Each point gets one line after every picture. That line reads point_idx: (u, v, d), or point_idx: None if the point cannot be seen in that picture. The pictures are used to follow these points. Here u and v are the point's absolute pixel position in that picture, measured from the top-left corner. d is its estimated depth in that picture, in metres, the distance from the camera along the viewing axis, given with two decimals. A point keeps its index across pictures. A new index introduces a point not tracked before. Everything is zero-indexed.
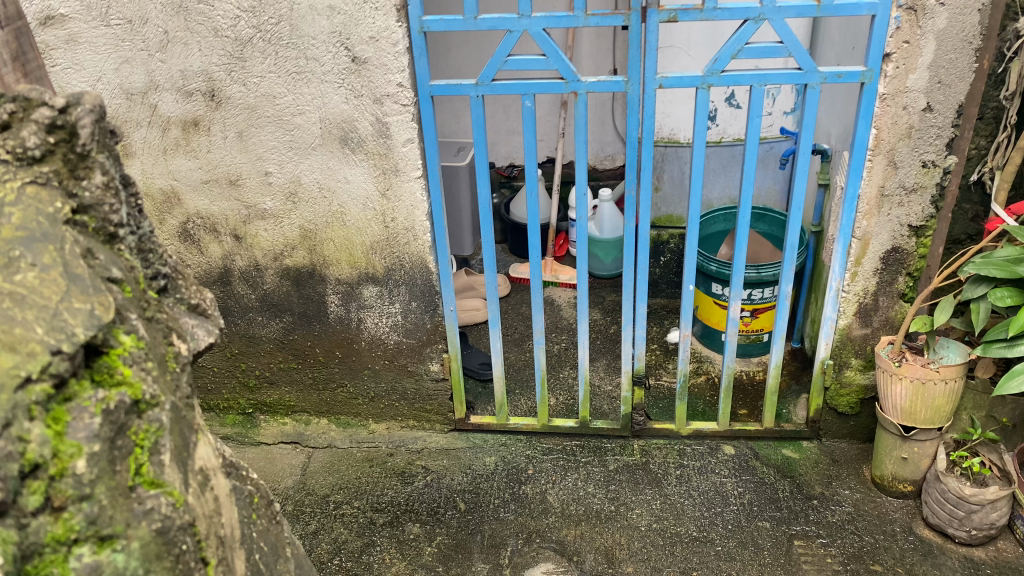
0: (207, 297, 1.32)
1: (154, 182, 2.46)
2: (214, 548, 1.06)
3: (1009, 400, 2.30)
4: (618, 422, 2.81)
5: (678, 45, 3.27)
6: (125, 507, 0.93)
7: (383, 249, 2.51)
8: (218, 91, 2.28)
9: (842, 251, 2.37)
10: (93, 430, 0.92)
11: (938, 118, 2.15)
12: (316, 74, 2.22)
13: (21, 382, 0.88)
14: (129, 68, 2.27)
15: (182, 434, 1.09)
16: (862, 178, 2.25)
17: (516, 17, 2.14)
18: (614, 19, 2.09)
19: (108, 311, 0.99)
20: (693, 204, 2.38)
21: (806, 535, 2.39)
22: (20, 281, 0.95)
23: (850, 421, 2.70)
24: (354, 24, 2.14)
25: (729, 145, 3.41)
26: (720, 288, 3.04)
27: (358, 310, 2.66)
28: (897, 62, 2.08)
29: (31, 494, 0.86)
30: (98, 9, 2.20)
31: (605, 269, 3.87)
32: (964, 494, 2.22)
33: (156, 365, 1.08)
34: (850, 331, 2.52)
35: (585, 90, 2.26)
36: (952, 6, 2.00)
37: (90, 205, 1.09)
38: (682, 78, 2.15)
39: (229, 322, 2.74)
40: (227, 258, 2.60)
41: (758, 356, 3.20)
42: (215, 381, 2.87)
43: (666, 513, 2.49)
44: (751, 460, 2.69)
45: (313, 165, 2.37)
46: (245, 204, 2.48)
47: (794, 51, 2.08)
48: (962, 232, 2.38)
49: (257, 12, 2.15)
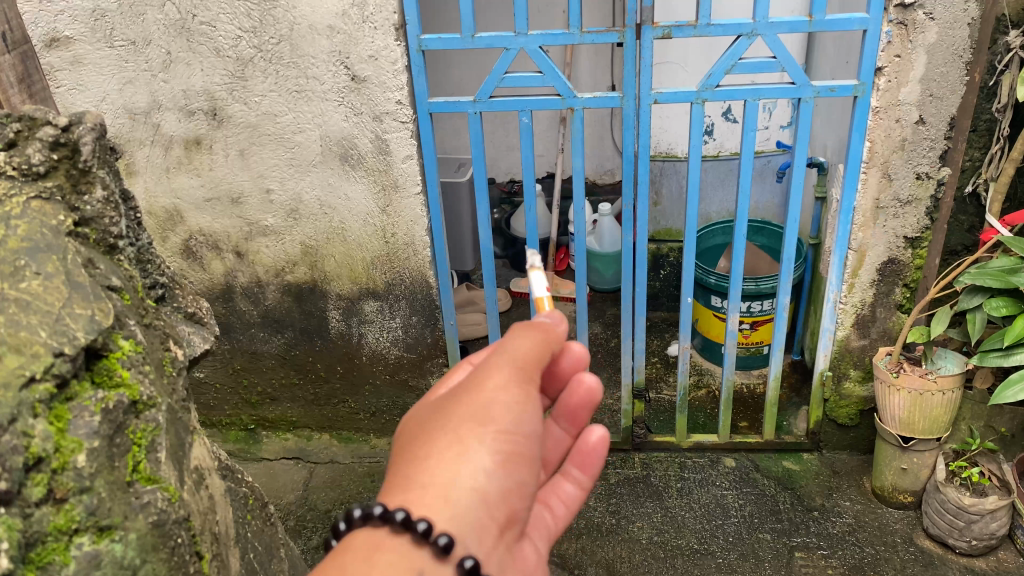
0: (204, 306, 1.37)
1: (158, 200, 2.50)
2: (208, 543, 1.08)
3: (1008, 410, 2.33)
4: (618, 435, 2.83)
5: (675, 61, 3.31)
6: (124, 501, 0.94)
7: (383, 265, 2.53)
8: (220, 110, 2.32)
9: (839, 262, 2.39)
10: (93, 428, 0.94)
11: (931, 130, 2.17)
12: (316, 93, 2.26)
13: (26, 380, 0.89)
14: (133, 88, 2.31)
15: (177, 434, 1.11)
16: (857, 190, 2.27)
17: (513, 34, 2.17)
18: (609, 35, 2.12)
19: (108, 317, 1.02)
20: (692, 216, 2.39)
21: (807, 547, 2.39)
22: (26, 288, 0.96)
23: (851, 433, 2.70)
24: (354, 43, 2.17)
25: (727, 159, 3.43)
26: (720, 301, 3.05)
27: (359, 326, 2.68)
28: (889, 75, 2.11)
29: (35, 485, 0.86)
30: (102, 31, 2.23)
31: (605, 283, 3.90)
32: (963, 504, 2.22)
33: (153, 369, 1.10)
34: (849, 342, 2.53)
35: (582, 105, 2.29)
36: (942, 21, 2.03)
37: (92, 218, 1.13)
38: (677, 93, 2.18)
39: (230, 338, 2.76)
40: (230, 274, 2.63)
41: (758, 368, 3.21)
42: (217, 398, 2.90)
43: (666, 527, 2.49)
44: (752, 472, 2.69)
45: (314, 183, 2.41)
46: (247, 220, 2.51)
47: (788, 65, 2.12)
48: (960, 244, 2.38)
49: (259, 32, 2.19)
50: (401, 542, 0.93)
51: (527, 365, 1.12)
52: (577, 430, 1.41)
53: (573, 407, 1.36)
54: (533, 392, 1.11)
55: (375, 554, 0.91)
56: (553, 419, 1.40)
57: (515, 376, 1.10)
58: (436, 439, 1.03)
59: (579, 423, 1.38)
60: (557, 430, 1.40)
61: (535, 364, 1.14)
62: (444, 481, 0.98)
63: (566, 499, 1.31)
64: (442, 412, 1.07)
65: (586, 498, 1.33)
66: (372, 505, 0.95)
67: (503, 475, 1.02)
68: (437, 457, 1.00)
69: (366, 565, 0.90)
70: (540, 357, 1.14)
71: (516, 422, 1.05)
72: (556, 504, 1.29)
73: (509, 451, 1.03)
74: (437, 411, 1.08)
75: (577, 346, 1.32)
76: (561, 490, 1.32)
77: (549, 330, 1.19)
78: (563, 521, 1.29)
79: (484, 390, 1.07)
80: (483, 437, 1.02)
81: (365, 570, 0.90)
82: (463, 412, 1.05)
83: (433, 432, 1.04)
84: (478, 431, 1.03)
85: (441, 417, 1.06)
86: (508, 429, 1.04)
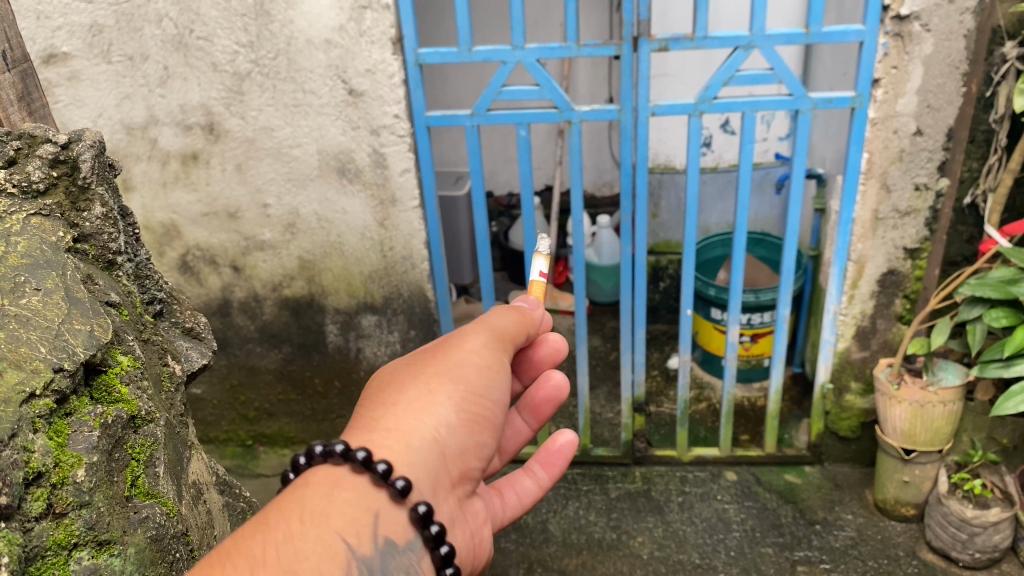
0: (201, 320, 1.36)
1: (154, 215, 2.49)
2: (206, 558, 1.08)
3: (1009, 421, 2.35)
4: (618, 449, 2.81)
5: (671, 73, 3.32)
6: (123, 515, 0.93)
7: (381, 278, 2.52)
8: (217, 124, 2.31)
9: (839, 274, 2.38)
10: (92, 442, 0.91)
11: (929, 141, 2.16)
12: (314, 107, 2.25)
13: (26, 397, 0.86)
14: (130, 103, 2.31)
15: (176, 450, 1.10)
16: (856, 201, 2.27)
17: (510, 48, 2.16)
18: (606, 49, 2.12)
19: (107, 332, 1.00)
20: (689, 228, 2.36)
21: (810, 561, 2.37)
22: (26, 304, 0.94)
23: (852, 445, 2.68)
24: (351, 58, 2.17)
25: (725, 171, 3.45)
26: (720, 314, 3.04)
27: (357, 340, 2.65)
28: (886, 87, 2.11)
29: (35, 500, 0.84)
30: (100, 46, 2.23)
31: (604, 295, 3.89)
32: (966, 516, 2.20)
33: (151, 384, 1.09)
34: (850, 354, 2.52)
35: (579, 118, 2.28)
36: (938, 32, 2.03)
37: (91, 234, 1.12)
38: (674, 105, 2.17)
39: (227, 354, 2.75)
40: (227, 289, 2.61)
41: (758, 381, 3.20)
42: (215, 413, 2.88)
43: (668, 541, 2.47)
44: (754, 486, 2.67)
45: (311, 196, 2.40)
46: (245, 235, 2.50)
47: (785, 77, 2.11)
48: (958, 253, 2.32)
49: (256, 47, 2.18)
50: (360, 481, 0.98)
51: (497, 342, 1.26)
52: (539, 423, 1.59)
53: (539, 400, 1.54)
54: (497, 360, 1.24)
55: (335, 490, 0.96)
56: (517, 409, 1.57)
57: (487, 350, 1.23)
58: (409, 391, 1.12)
59: (541, 418, 1.57)
60: (518, 422, 1.57)
61: (505, 340, 1.28)
62: (406, 430, 1.07)
63: (522, 493, 1.42)
64: (421, 369, 1.17)
65: (541, 494, 1.45)
66: (333, 443, 0.99)
67: (465, 433, 1.12)
68: (405, 407, 1.10)
69: (325, 498, 0.95)
70: (507, 336, 1.29)
71: (484, 388, 1.17)
72: (508, 495, 1.41)
73: (474, 411, 1.14)
74: (415, 367, 1.18)
75: (554, 338, 1.51)
76: (521, 483, 1.44)
77: (514, 314, 1.36)
78: (512, 509, 1.40)
79: (462, 357, 1.19)
80: (451, 393, 1.13)
81: (325, 504, 0.94)
82: (435, 370, 1.16)
83: (408, 384, 1.13)
84: (447, 386, 1.14)
85: (418, 373, 1.16)
86: (476, 393, 1.16)
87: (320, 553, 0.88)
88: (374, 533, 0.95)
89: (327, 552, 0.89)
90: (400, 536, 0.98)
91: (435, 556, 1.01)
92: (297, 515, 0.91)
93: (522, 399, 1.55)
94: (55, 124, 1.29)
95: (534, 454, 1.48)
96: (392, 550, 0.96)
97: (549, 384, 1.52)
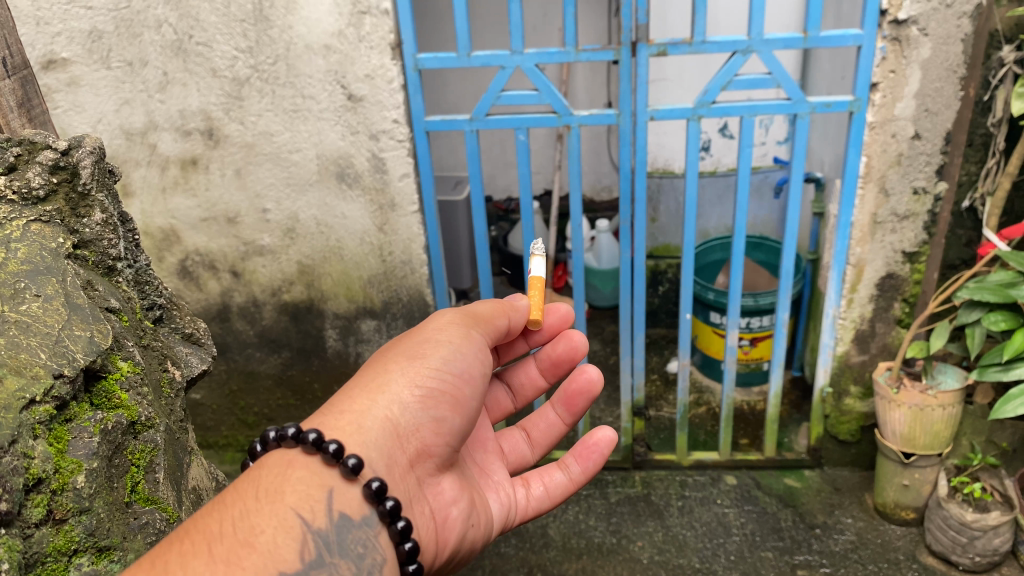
0: (201, 326, 1.36)
1: (153, 220, 2.49)
2: None
3: (1009, 425, 2.35)
4: (618, 453, 2.80)
5: (670, 77, 3.33)
6: (122, 521, 0.93)
7: (380, 283, 2.52)
8: (216, 129, 2.32)
9: (838, 278, 2.38)
10: (93, 449, 0.92)
11: (927, 145, 2.17)
12: (313, 112, 2.26)
13: (25, 403, 0.86)
14: (129, 109, 2.31)
15: (176, 455, 1.11)
16: (853, 205, 2.27)
17: (508, 53, 2.17)
18: (604, 54, 2.12)
19: (107, 338, 1.00)
20: (689, 232, 2.36)
21: (810, 565, 2.37)
22: (26, 310, 0.94)
23: (852, 449, 2.68)
24: (350, 63, 2.17)
25: (724, 175, 3.45)
26: (719, 317, 3.04)
27: (356, 344, 2.65)
28: (884, 91, 2.11)
29: (35, 506, 0.84)
30: (99, 52, 2.24)
31: (603, 299, 3.89)
32: (966, 520, 2.20)
33: (152, 390, 1.09)
34: (849, 357, 2.52)
35: (577, 122, 2.28)
36: (936, 36, 2.04)
37: (90, 240, 1.12)
38: (673, 110, 2.17)
39: (227, 359, 2.74)
40: (226, 294, 2.61)
41: (758, 385, 3.20)
42: (214, 419, 2.88)
43: (668, 546, 2.47)
44: (754, 490, 2.67)
45: (310, 202, 2.40)
46: (244, 240, 2.50)
47: (783, 81, 2.11)
48: (956, 257, 2.32)
49: (255, 52, 2.19)
50: (312, 461, 1.05)
51: (466, 319, 1.33)
52: (569, 420, 1.70)
53: (573, 393, 1.64)
54: (468, 334, 1.30)
55: (289, 469, 1.03)
56: (551, 402, 1.69)
57: (453, 326, 1.30)
58: (370, 371, 1.20)
59: (575, 411, 1.67)
60: (552, 414, 1.69)
61: (478, 318, 1.36)
62: (361, 410, 1.14)
63: (553, 484, 1.52)
64: (387, 350, 1.25)
65: (574, 488, 1.53)
66: (286, 427, 1.06)
67: (419, 410, 1.17)
68: (363, 385, 1.17)
69: (280, 477, 1.02)
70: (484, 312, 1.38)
71: (443, 360, 1.23)
72: (535, 485, 1.52)
73: (430, 386, 1.20)
74: (382, 350, 1.26)
75: (578, 336, 1.67)
76: (552, 475, 1.53)
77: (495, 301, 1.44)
78: (541, 499, 1.51)
79: (423, 336, 1.26)
80: (406, 370, 1.19)
81: (279, 482, 1.01)
82: (396, 352, 1.23)
83: (371, 365, 1.22)
84: (403, 364, 1.20)
85: (382, 354, 1.24)
86: (434, 366, 1.21)
87: (275, 527, 0.94)
88: (328, 508, 1.01)
89: (281, 526, 0.95)
90: (356, 511, 1.04)
91: (392, 531, 1.05)
92: (253, 493, 0.97)
93: (556, 393, 1.67)
94: (56, 130, 1.30)
95: (570, 448, 1.56)
96: (348, 524, 1.02)
97: (583, 377, 1.62)
